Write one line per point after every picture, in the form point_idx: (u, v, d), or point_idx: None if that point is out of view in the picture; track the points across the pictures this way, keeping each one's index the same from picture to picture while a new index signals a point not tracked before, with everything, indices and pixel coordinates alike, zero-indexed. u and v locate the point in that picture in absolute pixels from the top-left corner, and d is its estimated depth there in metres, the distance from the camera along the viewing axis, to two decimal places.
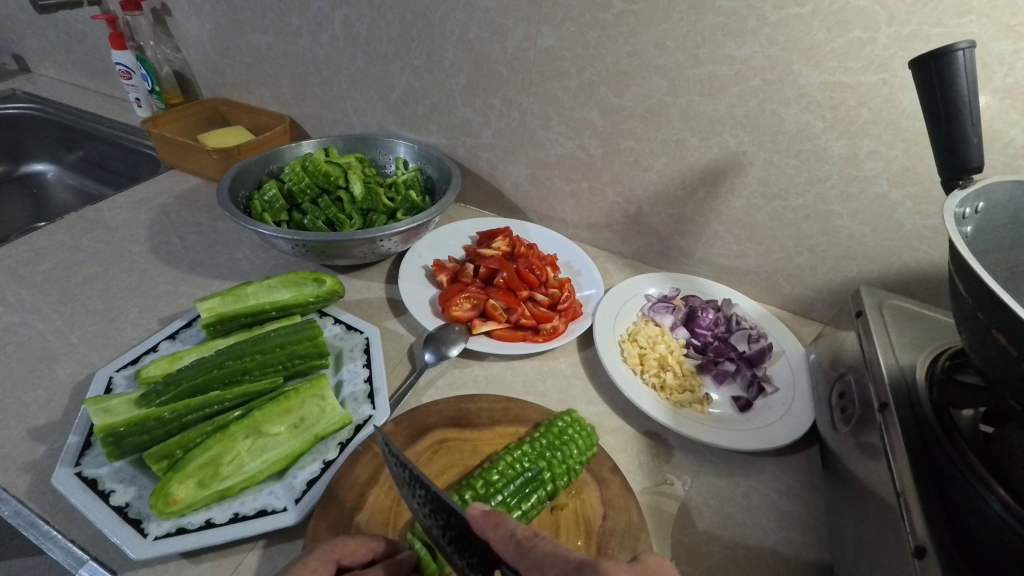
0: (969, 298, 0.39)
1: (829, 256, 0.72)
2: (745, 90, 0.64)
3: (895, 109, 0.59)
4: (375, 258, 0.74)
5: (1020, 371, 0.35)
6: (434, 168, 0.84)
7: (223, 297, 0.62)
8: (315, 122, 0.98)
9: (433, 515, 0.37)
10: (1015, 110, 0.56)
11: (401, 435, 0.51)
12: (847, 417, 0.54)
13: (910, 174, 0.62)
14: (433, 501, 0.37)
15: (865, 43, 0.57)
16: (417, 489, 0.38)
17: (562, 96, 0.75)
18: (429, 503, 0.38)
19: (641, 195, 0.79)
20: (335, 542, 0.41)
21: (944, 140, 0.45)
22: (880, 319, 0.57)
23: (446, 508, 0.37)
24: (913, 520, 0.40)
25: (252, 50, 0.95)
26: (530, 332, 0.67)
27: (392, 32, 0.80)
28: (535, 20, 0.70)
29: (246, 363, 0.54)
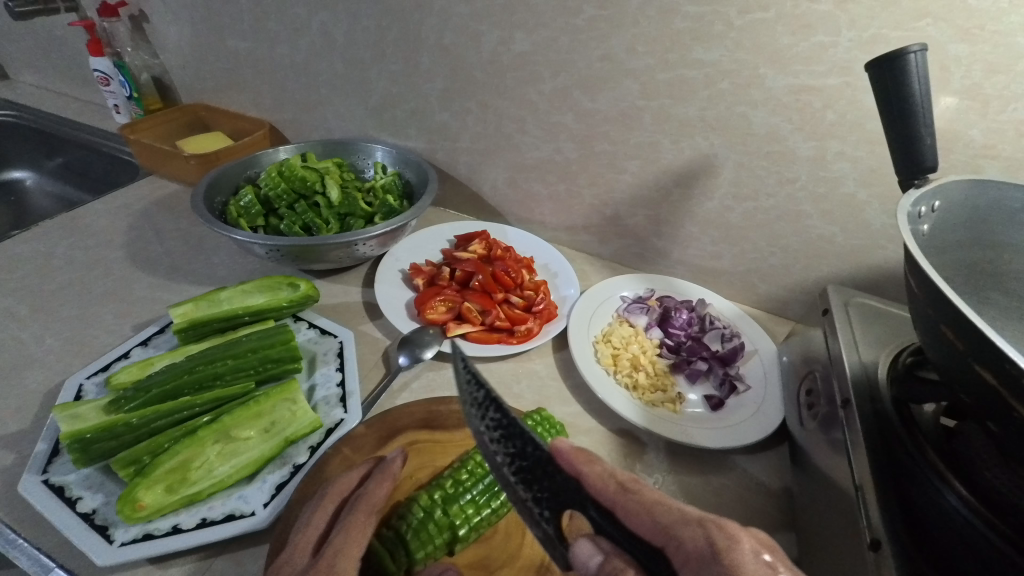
0: (921, 294, 0.40)
1: (800, 256, 0.73)
2: (714, 94, 0.65)
3: (859, 111, 0.60)
4: (352, 262, 0.74)
5: (968, 366, 0.36)
6: (412, 172, 0.84)
7: (197, 302, 0.62)
8: (295, 127, 0.99)
9: (502, 442, 0.38)
10: (974, 111, 0.57)
11: (371, 437, 0.51)
12: (813, 414, 0.55)
13: (876, 175, 0.63)
14: (505, 426, 0.38)
15: (828, 47, 0.58)
16: (489, 412, 0.38)
17: (537, 100, 0.75)
18: (501, 428, 0.38)
19: (618, 197, 0.79)
20: (336, 485, 0.46)
21: (901, 141, 0.46)
22: (845, 317, 0.59)
23: (522, 436, 0.38)
24: (869, 512, 0.41)
25: (231, 56, 0.95)
26: (505, 334, 0.67)
27: (369, 38, 0.80)
28: (508, 25, 0.71)
29: (217, 368, 0.54)
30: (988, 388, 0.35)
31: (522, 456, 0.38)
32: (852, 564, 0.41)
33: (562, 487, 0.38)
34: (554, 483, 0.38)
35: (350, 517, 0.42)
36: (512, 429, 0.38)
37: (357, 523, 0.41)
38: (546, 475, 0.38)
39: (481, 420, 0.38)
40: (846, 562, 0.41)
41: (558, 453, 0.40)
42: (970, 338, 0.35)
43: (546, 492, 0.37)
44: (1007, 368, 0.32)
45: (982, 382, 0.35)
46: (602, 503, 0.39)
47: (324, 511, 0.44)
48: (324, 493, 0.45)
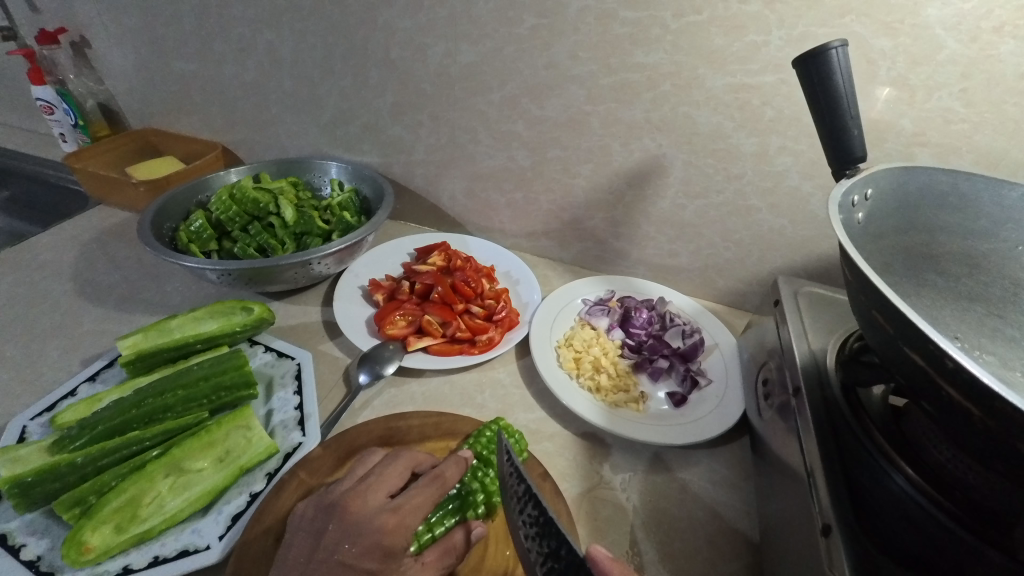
0: (855, 282, 0.41)
1: (753, 249, 0.75)
2: (658, 96, 0.67)
3: (795, 106, 0.62)
4: (309, 281, 0.73)
5: (899, 350, 0.37)
6: (369, 188, 0.84)
7: (145, 332, 0.60)
8: (248, 147, 0.97)
9: (538, 540, 0.34)
10: (902, 102, 0.59)
11: (329, 459, 0.51)
12: (770, 403, 0.56)
13: (817, 167, 0.65)
14: (540, 525, 0.34)
15: (761, 46, 0.60)
16: (528, 506, 0.35)
17: (487, 110, 0.76)
18: (537, 526, 0.34)
19: (575, 201, 0.80)
20: (411, 452, 0.48)
21: (830, 133, 0.48)
22: (796, 307, 0.60)
23: (559, 535, 0.33)
24: (821, 499, 0.42)
25: (177, 78, 0.93)
26: (467, 344, 0.67)
27: (316, 55, 0.80)
28: (453, 37, 0.71)
29: (167, 399, 0.53)
30: (917, 369, 0.36)
31: (554, 559, 0.32)
32: (807, 550, 0.41)
33: None
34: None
35: (431, 485, 0.44)
36: (550, 528, 0.33)
37: (433, 493, 0.44)
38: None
39: (519, 514, 0.35)
40: (802, 548, 0.42)
41: (593, 567, 0.35)
42: (898, 322, 0.36)
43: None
44: (932, 349, 0.33)
45: (913, 364, 0.36)
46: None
47: (396, 473, 0.45)
48: (402, 455, 0.47)
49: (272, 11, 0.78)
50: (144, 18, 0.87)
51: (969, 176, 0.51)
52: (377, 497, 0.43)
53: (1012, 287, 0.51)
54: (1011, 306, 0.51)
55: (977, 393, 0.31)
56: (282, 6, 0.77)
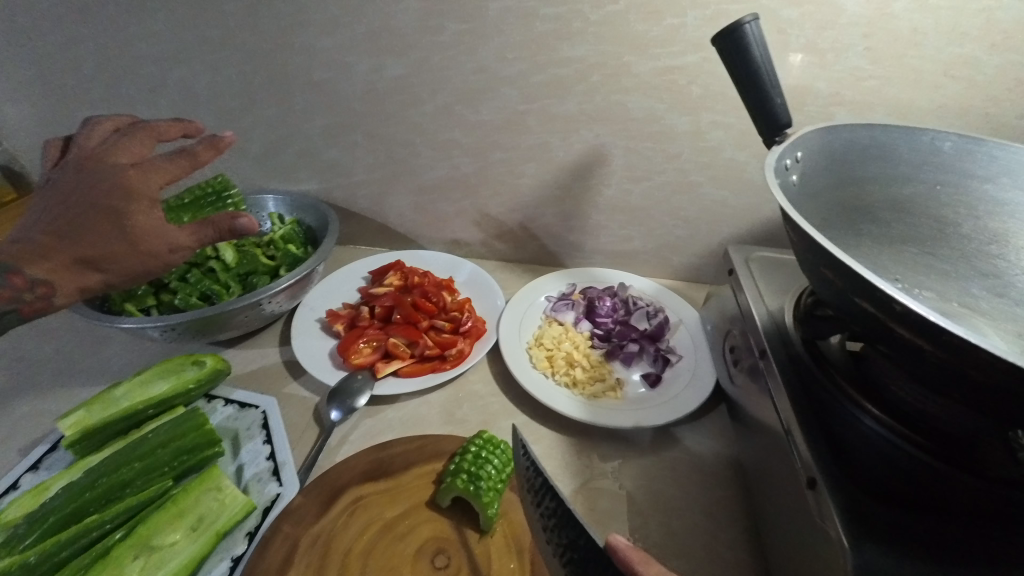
0: (800, 242, 0.43)
1: (701, 224, 0.77)
2: (589, 87, 0.67)
3: (720, 82, 0.64)
4: (261, 323, 0.70)
5: (850, 300, 0.39)
6: (311, 216, 0.81)
7: (89, 406, 0.55)
8: (175, 192, 0.92)
9: (556, 530, 0.36)
10: (816, 66, 0.62)
11: (312, 505, 0.48)
12: (740, 368, 0.58)
13: (748, 137, 0.68)
14: (558, 517, 0.36)
15: (679, 28, 0.61)
16: (545, 499, 0.38)
17: (422, 122, 0.75)
18: (553, 518, 0.37)
19: (524, 201, 0.80)
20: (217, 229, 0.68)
21: (756, 103, 0.49)
22: (749, 272, 0.62)
23: (575, 525, 0.35)
24: (802, 453, 0.43)
25: (84, 129, 0.87)
26: (438, 361, 0.66)
27: (233, 87, 0.76)
28: (376, 52, 0.69)
29: (124, 474, 0.49)
30: (870, 317, 0.37)
31: (572, 549, 0.35)
32: (800, 505, 0.42)
33: None
34: None
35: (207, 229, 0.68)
36: (568, 519, 0.36)
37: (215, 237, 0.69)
38: (596, 572, 0.33)
39: (537, 507, 0.38)
40: (796, 504, 0.43)
41: (613, 554, 0.36)
42: (845, 275, 0.37)
43: None
44: (880, 296, 0.35)
45: (865, 312, 0.38)
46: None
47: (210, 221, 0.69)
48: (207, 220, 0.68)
49: (179, 47, 0.74)
50: (36, 68, 0.81)
51: (886, 127, 0.54)
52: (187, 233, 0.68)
53: (937, 225, 0.55)
54: (940, 241, 0.55)
55: (925, 330, 0.33)
56: (189, 39, 0.73)
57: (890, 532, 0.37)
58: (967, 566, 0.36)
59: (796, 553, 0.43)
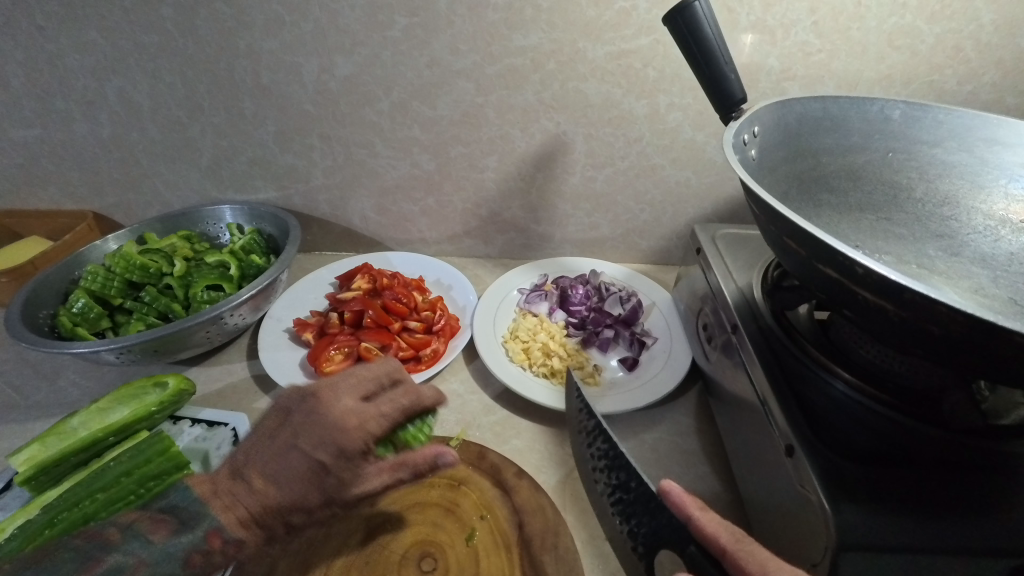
0: (761, 214, 0.43)
1: (666, 206, 0.78)
2: (545, 75, 0.67)
3: (674, 63, 0.64)
4: (225, 338, 0.67)
5: (813, 268, 0.39)
6: (271, 225, 0.78)
7: (43, 439, 0.52)
8: (125, 209, 0.88)
9: (606, 471, 0.44)
10: (766, 43, 0.63)
11: (289, 522, 0.46)
12: (713, 345, 0.59)
13: (705, 117, 0.68)
14: (609, 458, 0.44)
15: (630, 11, 0.61)
16: (597, 443, 0.46)
17: (378, 120, 0.73)
18: (605, 459, 0.44)
19: (488, 195, 0.79)
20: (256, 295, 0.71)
21: (710, 80, 0.50)
22: (716, 251, 0.63)
23: (627, 470, 0.42)
24: (779, 422, 0.43)
25: (18, 149, 0.82)
26: (413, 362, 0.65)
27: (177, 95, 0.73)
28: (325, 51, 0.67)
29: (85, 509, 0.46)
30: (833, 282, 0.38)
31: (624, 488, 0.42)
32: (781, 473, 0.43)
33: (662, 528, 0.39)
34: (654, 522, 0.40)
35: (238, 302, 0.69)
36: (618, 462, 0.43)
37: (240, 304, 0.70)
38: (648, 514, 0.40)
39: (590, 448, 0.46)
40: (777, 473, 0.43)
41: (666, 497, 0.40)
42: (807, 242, 0.38)
43: (641, 529, 0.40)
44: (842, 261, 0.35)
45: (828, 278, 0.38)
46: (709, 548, 0.37)
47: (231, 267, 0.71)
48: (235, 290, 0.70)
49: (115, 55, 0.70)
50: None
51: (836, 99, 0.55)
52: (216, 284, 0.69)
53: (890, 191, 0.57)
54: (894, 207, 0.57)
55: (887, 289, 0.34)
56: (125, 47, 0.69)
57: (867, 491, 0.37)
58: (942, 516, 0.36)
59: (780, 521, 0.43)
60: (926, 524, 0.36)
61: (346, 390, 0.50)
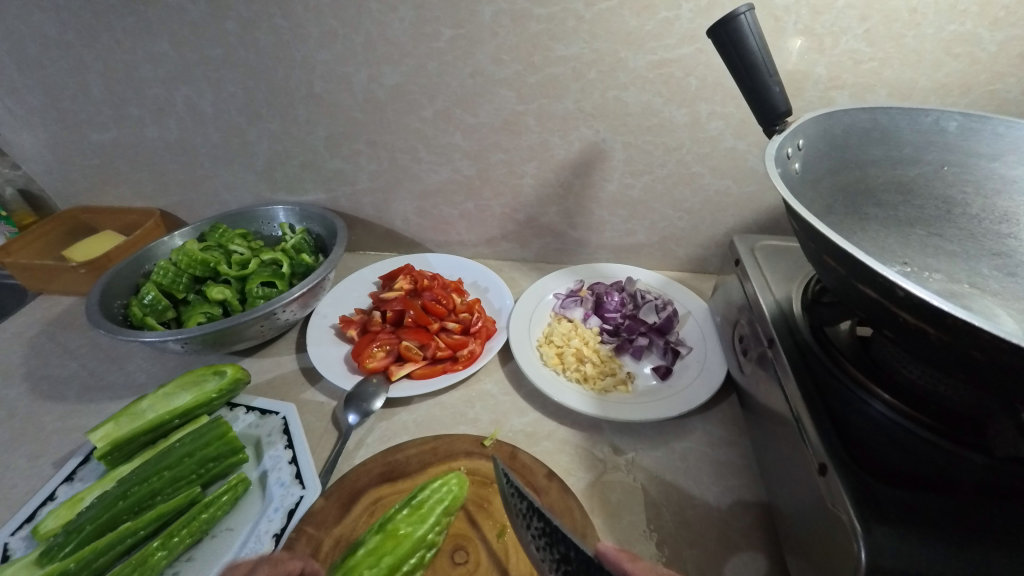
0: (801, 231, 0.43)
1: (704, 214, 0.78)
2: (585, 85, 0.68)
3: (716, 72, 0.64)
4: (276, 331, 0.71)
5: (853, 287, 0.39)
6: (320, 225, 0.83)
7: (116, 419, 0.57)
8: (187, 208, 0.94)
9: (548, 548, 0.37)
10: (813, 51, 0.62)
11: (333, 508, 0.50)
12: (749, 358, 0.58)
13: (747, 126, 0.68)
14: (547, 534, 0.37)
15: (673, 21, 0.61)
16: (533, 521, 0.39)
17: (422, 127, 0.76)
18: (546, 535, 0.37)
19: (527, 200, 0.81)
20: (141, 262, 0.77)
21: (752, 93, 0.50)
22: (755, 262, 0.62)
23: (566, 539, 0.36)
24: (812, 440, 0.43)
25: (97, 150, 0.89)
26: (450, 362, 0.67)
27: (238, 102, 0.78)
28: (374, 61, 0.70)
29: (153, 484, 0.51)
30: (873, 302, 0.38)
31: (566, 562, 0.35)
32: (814, 491, 0.42)
33: None
34: None
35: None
36: (558, 536, 0.37)
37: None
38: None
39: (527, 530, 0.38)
40: (808, 491, 0.43)
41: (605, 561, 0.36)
42: (846, 261, 0.38)
43: None
44: (882, 282, 0.35)
45: (868, 298, 0.38)
46: None
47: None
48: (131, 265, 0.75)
49: (183, 66, 0.76)
50: (48, 94, 0.83)
51: (887, 109, 0.54)
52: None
53: (943, 205, 0.55)
54: (945, 223, 0.55)
55: (928, 313, 0.33)
56: (192, 58, 0.74)
57: (900, 513, 0.37)
58: (980, 543, 0.36)
59: (812, 539, 0.43)
60: (963, 552, 0.35)
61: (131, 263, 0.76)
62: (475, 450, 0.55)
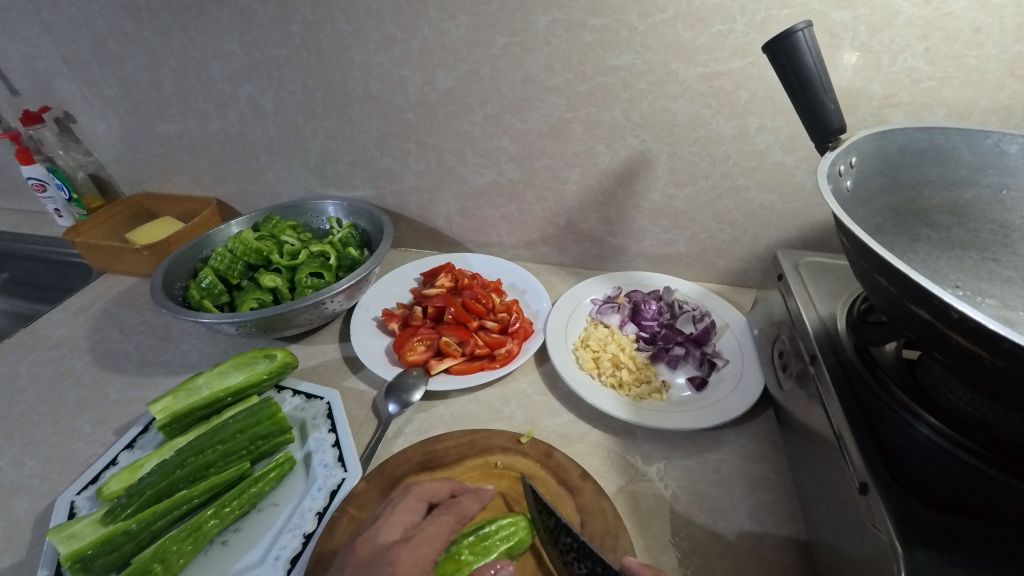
0: (852, 248, 0.43)
1: (747, 228, 0.77)
2: (634, 95, 0.69)
3: (768, 86, 0.64)
4: (322, 321, 0.74)
5: (904, 307, 0.39)
6: (367, 221, 0.86)
7: (175, 393, 0.61)
8: (241, 198, 0.99)
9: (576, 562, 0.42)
10: (869, 68, 0.62)
11: (374, 491, 0.52)
12: (789, 374, 0.58)
13: (797, 141, 0.67)
14: (576, 551, 0.42)
15: (726, 34, 0.62)
16: (562, 537, 0.44)
17: (471, 130, 0.78)
18: (575, 551, 0.42)
19: (568, 206, 0.82)
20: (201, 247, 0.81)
21: (806, 109, 0.50)
22: (799, 278, 0.62)
23: (593, 556, 0.41)
24: (854, 459, 0.43)
25: (163, 141, 0.95)
26: (487, 360, 0.69)
27: (298, 100, 0.82)
28: (429, 66, 0.73)
29: (208, 456, 0.54)
30: (925, 323, 0.37)
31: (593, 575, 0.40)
32: (853, 511, 0.42)
33: None
34: None
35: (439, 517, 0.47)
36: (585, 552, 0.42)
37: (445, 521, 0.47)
38: None
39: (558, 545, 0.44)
40: (847, 510, 0.43)
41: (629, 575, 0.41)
42: (899, 280, 0.38)
43: None
44: (935, 302, 0.35)
45: (919, 318, 0.38)
46: None
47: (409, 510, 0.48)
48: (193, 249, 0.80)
49: (250, 65, 0.80)
50: (124, 87, 0.89)
51: (945, 130, 0.53)
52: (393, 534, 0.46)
53: (1000, 230, 0.53)
54: (1005, 247, 0.53)
55: (983, 337, 0.33)
56: (258, 57, 0.79)
57: (943, 538, 0.37)
58: None
59: (847, 558, 0.42)
60: None
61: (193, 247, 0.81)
62: (511, 446, 0.56)
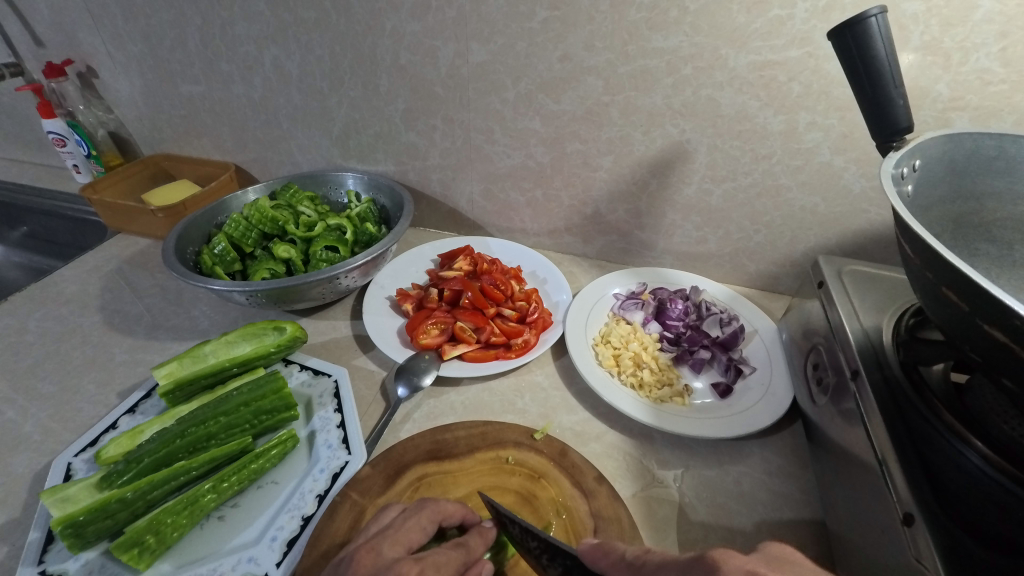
0: (916, 257, 0.39)
1: (785, 230, 0.73)
2: (678, 80, 0.65)
3: (824, 80, 0.60)
4: (335, 296, 0.72)
5: (973, 325, 0.35)
6: (387, 197, 0.83)
7: (180, 360, 0.59)
8: (261, 165, 0.97)
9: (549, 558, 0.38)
10: (938, 66, 0.57)
11: (378, 478, 0.50)
12: (823, 389, 0.54)
13: (850, 141, 0.63)
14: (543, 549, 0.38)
15: (785, 20, 0.57)
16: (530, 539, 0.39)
17: (502, 109, 0.74)
18: (545, 550, 0.38)
19: (597, 195, 0.79)
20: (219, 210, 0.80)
21: (871, 104, 0.45)
22: (841, 286, 0.58)
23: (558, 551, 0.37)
24: (898, 487, 0.40)
25: (185, 101, 0.92)
26: (502, 349, 0.66)
27: (323, 67, 0.79)
28: (463, 38, 0.69)
29: (209, 428, 0.52)
30: (998, 346, 0.34)
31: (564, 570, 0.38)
32: (894, 542, 0.39)
33: None
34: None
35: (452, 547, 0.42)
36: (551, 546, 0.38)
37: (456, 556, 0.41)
38: None
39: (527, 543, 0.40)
40: (886, 541, 0.40)
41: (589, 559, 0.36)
42: (972, 295, 0.34)
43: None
44: (1017, 323, 0.31)
45: (992, 340, 0.34)
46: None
47: (418, 529, 0.43)
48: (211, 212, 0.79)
49: (277, 26, 0.77)
50: (147, 43, 0.87)
51: (1017, 137, 0.47)
52: (394, 550, 0.40)
53: None
54: None
55: None
56: (285, 19, 0.76)
57: None
58: None
59: None
60: None
61: (208, 212, 0.78)
62: (524, 441, 0.54)
